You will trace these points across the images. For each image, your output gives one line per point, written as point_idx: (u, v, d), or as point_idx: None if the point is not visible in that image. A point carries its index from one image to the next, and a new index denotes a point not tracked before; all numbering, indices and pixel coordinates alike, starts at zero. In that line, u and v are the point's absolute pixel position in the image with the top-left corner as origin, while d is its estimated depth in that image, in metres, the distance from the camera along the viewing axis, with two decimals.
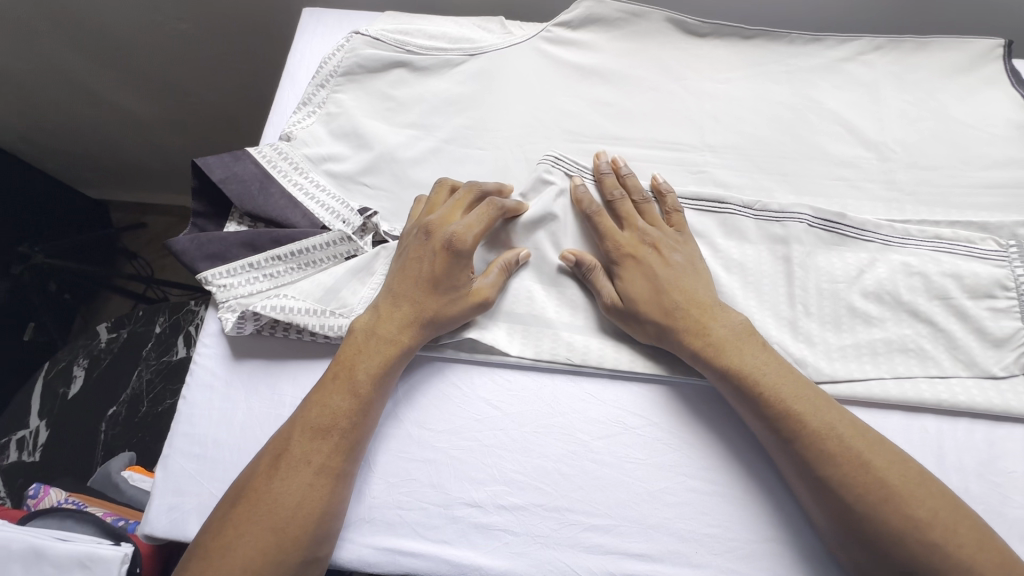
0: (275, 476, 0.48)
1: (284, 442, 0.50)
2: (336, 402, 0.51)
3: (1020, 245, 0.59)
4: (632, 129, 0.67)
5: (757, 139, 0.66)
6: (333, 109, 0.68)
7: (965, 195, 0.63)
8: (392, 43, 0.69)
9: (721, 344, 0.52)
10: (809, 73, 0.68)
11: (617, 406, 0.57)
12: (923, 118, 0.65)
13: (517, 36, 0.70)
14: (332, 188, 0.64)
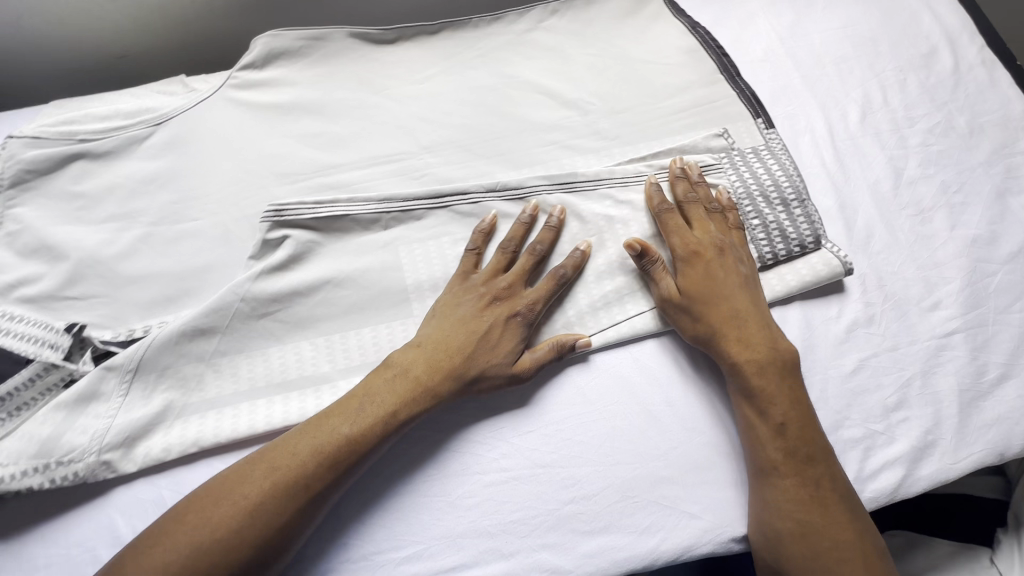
0: (221, 510, 0.46)
1: (221, 490, 0.48)
2: (276, 487, 0.48)
3: (729, 154, 0.65)
4: (348, 153, 0.65)
5: (470, 128, 0.67)
6: (10, 227, 0.60)
7: (662, 126, 0.68)
8: (59, 137, 0.62)
9: (748, 317, 0.56)
10: (499, 51, 0.70)
11: (445, 424, 0.56)
12: (608, 67, 0.70)
13: (202, 92, 0.66)
14: (29, 313, 0.57)
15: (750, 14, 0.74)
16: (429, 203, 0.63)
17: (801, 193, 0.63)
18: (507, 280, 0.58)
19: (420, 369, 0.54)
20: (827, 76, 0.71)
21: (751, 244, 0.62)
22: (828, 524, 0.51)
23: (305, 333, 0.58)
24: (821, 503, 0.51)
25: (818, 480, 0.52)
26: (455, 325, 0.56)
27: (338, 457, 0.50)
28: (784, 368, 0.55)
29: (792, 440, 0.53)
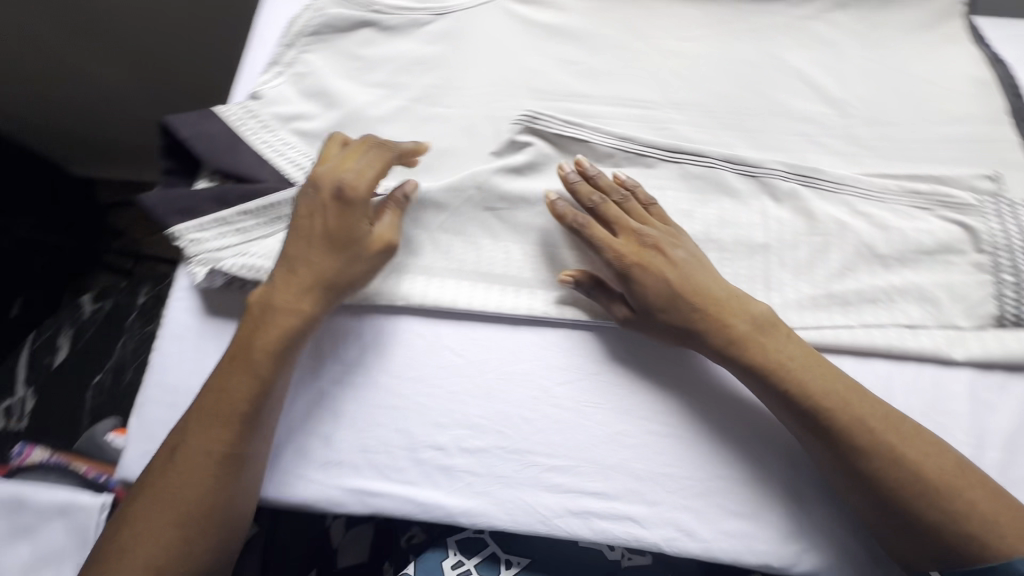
0: (194, 435, 0.50)
1: (180, 402, 0.52)
2: (237, 390, 0.51)
3: (996, 200, 0.60)
4: (599, 87, 0.67)
5: (721, 97, 0.66)
6: (300, 69, 0.68)
7: (923, 151, 0.64)
8: (359, 2, 0.69)
9: (744, 336, 0.52)
10: (773, 30, 0.68)
11: (477, 343, 0.59)
12: (883, 76, 0.66)
13: None
14: (300, 145, 0.65)
15: None
16: (666, 155, 0.63)
17: None
18: (326, 185, 0.55)
19: (303, 251, 0.55)
20: None
21: (994, 297, 0.57)
22: (936, 490, 0.46)
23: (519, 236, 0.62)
24: (918, 470, 0.47)
25: (903, 453, 0.48)
26: (310, 222, 0.55)
27: (283, 335, 0.53)
28: (762, 335, 0.52)
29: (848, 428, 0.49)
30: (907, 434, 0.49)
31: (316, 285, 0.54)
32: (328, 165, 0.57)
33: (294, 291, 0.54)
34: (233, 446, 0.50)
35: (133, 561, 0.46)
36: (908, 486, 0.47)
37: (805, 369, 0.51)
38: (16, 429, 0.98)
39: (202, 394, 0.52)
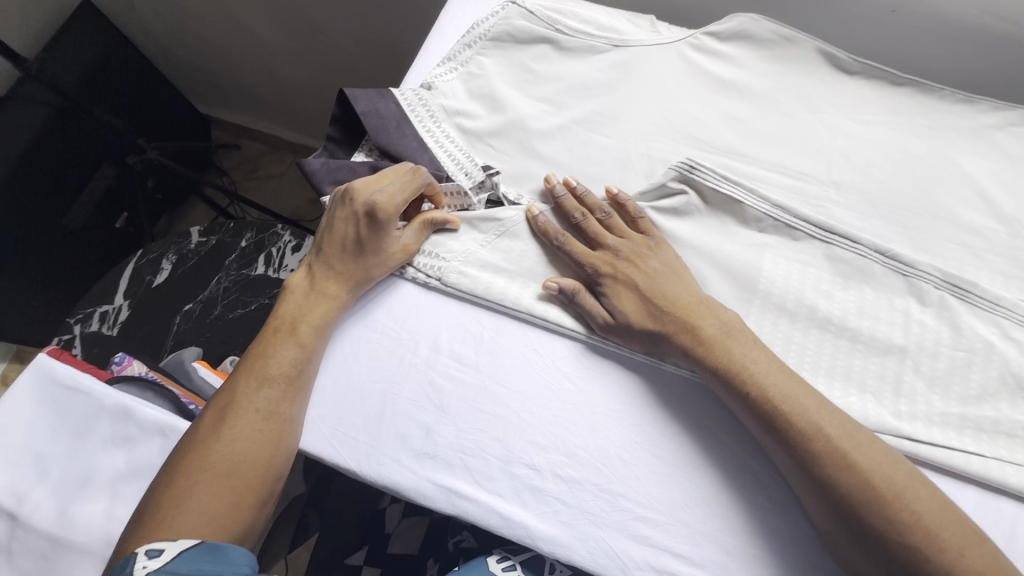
0: (244, 397, 0.52)
1: (257, 361, 0.55)
2: (282, 357, 0.55)
3: None
4: (759, 149, 0.67)
5: (883, 187, 0.65)
6: (473, 69, 0.71)
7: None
8: (544, 19, 0.71)
9: (714, 340, 0.53)
10: (952, 132, 0.66)
11: (595, 370, 0.59)
12: None
13: (663, 36, 0.71)
14: (460, 141, 0.67)
15: None
16: (817, 234, 0.62)
17: None
18: (361, 202, 0.58)
19: (334, 254, 0.59)
20: None
21: None
22: (922, 538, 0.43)
23: None
24: (908, 517, 0.44)
25: (890, 499, 0.45)
26: (342, 232, 0.59)
27: (325, 314, 0.58)
28: (717, 336, 0.53)
29: (830, 465, 0.46)
30: (900, 479, 0.45)
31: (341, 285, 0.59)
32: (371, 184, 0.59)
33: (318, 279, 0.59)
34: (281, 406, 0.54)
35: (188, 508, 0.47)
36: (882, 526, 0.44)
37: (777, 383, 0.50)
38: (107, 335, 1.03)
39: (246, 361, 0.55)
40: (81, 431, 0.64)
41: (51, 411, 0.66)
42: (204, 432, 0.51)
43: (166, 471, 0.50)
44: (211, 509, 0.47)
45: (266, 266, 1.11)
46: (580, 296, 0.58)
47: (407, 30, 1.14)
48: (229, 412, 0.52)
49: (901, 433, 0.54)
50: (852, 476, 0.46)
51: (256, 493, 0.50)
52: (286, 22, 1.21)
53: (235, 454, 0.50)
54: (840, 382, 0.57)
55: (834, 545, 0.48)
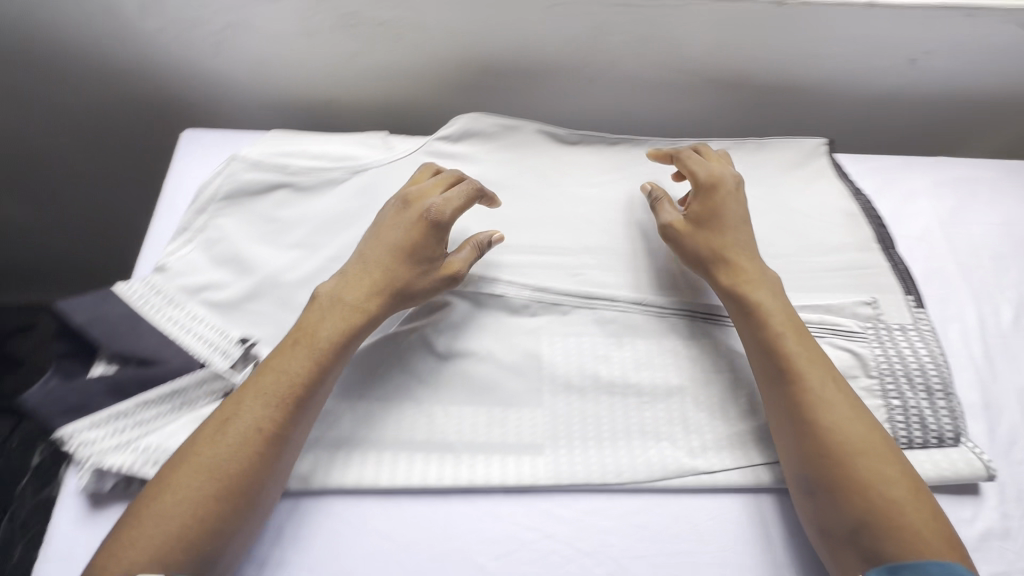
0: (218, 440, 0.50)
1: (181, 467, 0.49)
2: (214, 456, 0.49)
3: (874, 326, 0.66)
4: (514, 234, 0.69)
5: (628, 239, 0.71)
6: (211, 234, 0.67)
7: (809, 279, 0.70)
8: (274, 166, 0.70)
9: (753, 282, 0.61)
10: (667, 175, 0.75)
11: (410, 515, 0.57)
12: (767, 212, 0.73)
13: (399, 152, 0.73)
14: (210, 318, 0.62)
15: (911, 192, 0.76)
16: (581, 301, 0.66)
17: (948, 383, 0.63)
18: (417, 209, 0.61)
19: (353, 283, 0.59)
20: (983, 268, 0.72)
21: (887, 423, 0.61)
22: (892, 502, 0.50)
23: (442, 395, 0.61)
24: (890, 483, 0.51)
25: (860, 456, 0.52)
26: (376, 255, 0.60)
27: (266, 412, 0.51)
28: (756, 285, 0.61)
29: (831, 417, 0.54)
30: (884, 458, 0.52)
31: (344, 310, 0.57)
32: (407, 211, 0.62)
33: (312, 306, 0.57)
34: (280, 429, 0.51)
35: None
36: (863, 478, 0.51)
37: (806, 348, 0.58)
38: None
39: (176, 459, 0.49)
40: None
41: None
42: (189, 448, 0.50)
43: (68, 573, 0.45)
44: (168, 531, 0.46)
45: None
46: (664, 202, 0.70)
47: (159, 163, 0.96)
48: (139, 525, 0.46)
49: (697, 471, 0.59)
50: (849, 437, 0.53)
51: (206, 530, 0.47)
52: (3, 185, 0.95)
53: (189, 490, 0.47)
54: (640, 439, 0.60)
55: (810, 510, 0.54)
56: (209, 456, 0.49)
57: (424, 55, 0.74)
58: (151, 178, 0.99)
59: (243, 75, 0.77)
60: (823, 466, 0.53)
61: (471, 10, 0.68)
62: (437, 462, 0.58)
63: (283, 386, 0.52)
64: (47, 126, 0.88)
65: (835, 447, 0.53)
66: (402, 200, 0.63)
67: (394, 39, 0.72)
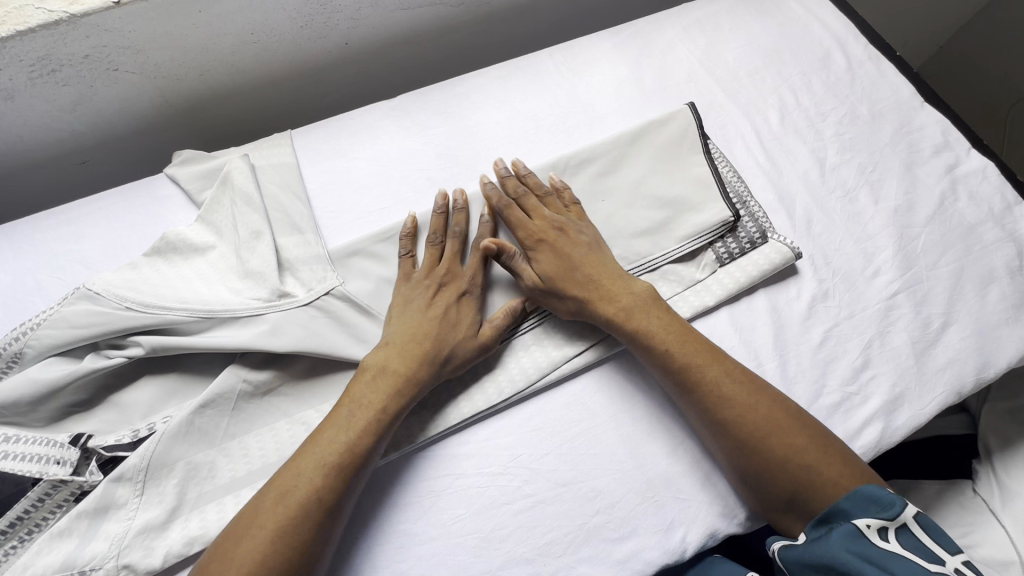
0: (246, 544, 0.46)
1: (250, 523, 0.47)
2: (273, 529, 0.46)
3: (672, 171, 0.71)
4: (329, 219, 0.68)
5: (437, 179, 0.71)
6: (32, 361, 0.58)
7: (626, 156, 0.72)
8: (113, 299, 0.59)
9: (629, 310, 0.60)
10: (455, 108, 0.76)
11: None
12: (555, 105, 0.76)
13: (265, 297, 0.60)
14: (27, 433, 0.55)
15: (668, 43, 0.82)
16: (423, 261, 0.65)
17: (742, 194, 0.71)
18: (455, 279, 0.62)
19: (397, 354, 0.56)
20: (745, 86, 0.80)
21: (708, 248, 0.68)
22: (794, 471, 0.53)
23: (312, 400, 0.60)
24: (799, 450, 0.53)
25: (758, 436, 0.54)
26: (416, 327, 0.58)
27: (318, 488, 0.49)
28: (635, 309, 0.60)
29: (733, 413, 0.55)
30: (779, 428, 0.54)
31: (398, 378, 0.55)
32: (432, 281, 0.61)
33: (394, 359, 0.56)
34: (337, 501, 0.49)
35: None
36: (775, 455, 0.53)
37: (683, 352, 0.58)
38: None
39: (242, 525, 0.47)
40: None
41: None
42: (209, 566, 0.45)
43: None
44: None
45: None
46: (515, 260, 0.62)
47: None
48: None
49: (568, 357, 0.62)
50: (747, 415, 0.55)
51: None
52: None
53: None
54: (510, 354, 0.62)
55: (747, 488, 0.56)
56: (274, 527, 0.46)
57: (156, 77, 0.68)
58: None
59: None
60: (741, 457, 0.55)
61: (180, 15, 0.61)
62: None
63: (332, 463, 0.50)
64: None
65: (744, 437, 0.54)
66: (434, 272, 0.62)
67: (114, 72, 0.65)
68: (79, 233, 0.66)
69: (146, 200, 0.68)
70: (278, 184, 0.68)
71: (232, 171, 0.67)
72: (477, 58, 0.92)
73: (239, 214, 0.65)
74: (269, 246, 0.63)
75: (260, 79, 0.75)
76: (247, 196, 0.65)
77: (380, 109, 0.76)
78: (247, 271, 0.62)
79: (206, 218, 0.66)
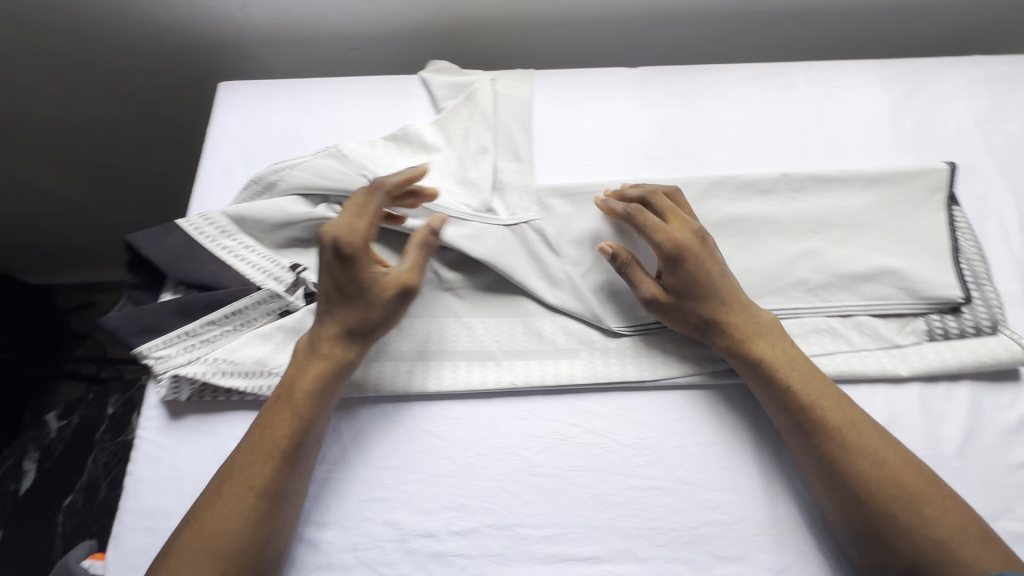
0: (237, 464, 0.53)
1: (257, 438, 0.54)
2: (269, 452, 0.53)
3: (907, 225, 0.65)
4: (545, 159, 0.72)
5: (655, 154, 0.72)
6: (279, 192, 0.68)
7: (854, 192, 0.67)
8: (357, 165, 0.68)
9: (756, 335, 0.58)
10: (694, 95, 0.75)
11: (459, 420, 0.60)
12: (796, 120, 0.73)
13: (475, 207, 0.65)
14: (262, 247, 0.66)
15: (943, 93, 0.75)
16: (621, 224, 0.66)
17: (980, 274, 0.63)
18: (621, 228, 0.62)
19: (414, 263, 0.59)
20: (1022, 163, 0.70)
21: (921, 317, 0.62)
22: (915, 501, 0.50)
23: (480, 311, 0.64)
24: (931, 520, 0.49)
25: (882, 458, 0.52)
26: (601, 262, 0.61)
27: (290, 422, 0.54)
28: (760, 335, 0.58)
29: (859, 466, 0.52)
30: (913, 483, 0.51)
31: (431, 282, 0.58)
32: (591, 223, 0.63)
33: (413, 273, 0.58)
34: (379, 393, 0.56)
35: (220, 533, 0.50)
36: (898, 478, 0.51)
37: (811, 388, 0.55)
38: None
39: (250, 436, 0.54)
40: None
41: None
42: (226, 496, 0.51)
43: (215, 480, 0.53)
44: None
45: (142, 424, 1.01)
46: (633, 270, 0.61)
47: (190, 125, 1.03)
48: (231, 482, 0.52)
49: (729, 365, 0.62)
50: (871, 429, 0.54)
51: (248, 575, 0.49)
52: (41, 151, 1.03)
53: (250, 530, 0.50)
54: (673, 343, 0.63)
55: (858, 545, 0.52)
56: (246, 449, 0.53)
57: None
58: (181, 145, 1.07)
59: (275, 23, 0.81)
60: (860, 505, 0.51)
61: None
62: (478, 369, 0.61)
63: (304, 394, 0.55)
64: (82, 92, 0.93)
65: (870, 488, 0.51)
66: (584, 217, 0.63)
67: None
68: (341, 105, 0.76)
69: (399, 93, 0.77)
70: (512, 111, 0.73)
71: (478, 89, 0.73)
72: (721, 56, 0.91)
73: (474, 130, 0.71)
74: (491, 165, 0.68)
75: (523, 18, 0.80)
76: (485, 116, 0.71)
77: (622, 75, 0.77)
78: (465, 179, 0.68)
79: (443, 122, 0.72)
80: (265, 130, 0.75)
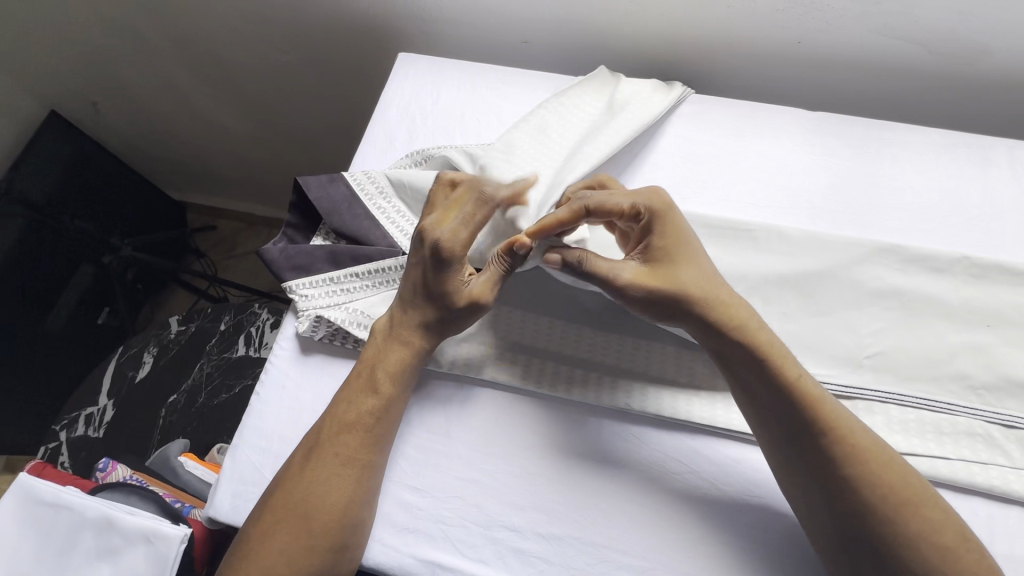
0: (326, 430, 0.54)
1: (342, 409, 0.55)
2: (359, 419, 0.54)
3: None
4: (699, 186, 0.70)
5: (817, 205, 0.68)
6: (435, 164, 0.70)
7: None
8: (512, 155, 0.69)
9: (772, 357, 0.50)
10: (874, 151, 0.70)
11: (565, 425, 0.60)
12: (987, 201, 0.66)
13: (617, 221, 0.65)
14: (411, 214, 0.69)
15: None
16: (774, 269, 0.63)
17: None
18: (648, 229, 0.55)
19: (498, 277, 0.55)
20: None
21: None
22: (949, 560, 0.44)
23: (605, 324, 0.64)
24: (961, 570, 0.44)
25: (922, 518, 0.45)
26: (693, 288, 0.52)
27: (382, 394, 0.55)
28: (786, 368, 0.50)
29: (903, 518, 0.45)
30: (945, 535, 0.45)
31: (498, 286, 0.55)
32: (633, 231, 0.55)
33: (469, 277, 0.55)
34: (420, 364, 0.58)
35: (313, 502, 0.51)
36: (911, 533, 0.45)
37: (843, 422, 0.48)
38: (94, 439, 0.98)
39: (333, 404, 0.56)
40: (66, 549, 0.63)
41: (34, 530, 0.64)
42: (314, 465, 0.52)
43: (304, 447, 0.54)
44: (278, 568, 0.49)
45: (247, 347, 1.05)
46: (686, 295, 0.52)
47: (351, 85, 1.09)
48: (321, 452, 0.53)
49: None
50: (901, 482, 0.46)
51: (329, 543, 0.51)
52: (221, 83, 1.14)
53: (334, 505, 0.51)
54: None
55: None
56: (337, 414, 0.55)
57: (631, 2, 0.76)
58: (339, 101, 1.14)
59: (459, 7, 0.84)
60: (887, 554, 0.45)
61: None
62: (593, 380, 0.61)
63: (395, 357, 0.56)
64: (270, 40, 1.01)
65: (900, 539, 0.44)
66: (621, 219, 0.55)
67: None
68: (506, 94, 0.78)
69: None
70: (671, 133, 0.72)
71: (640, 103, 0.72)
72: (902, 114, 0.84)
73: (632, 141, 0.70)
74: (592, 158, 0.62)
75: (701, 41, 0.79)
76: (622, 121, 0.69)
77: (797, 116, 0.74)
78: None
79: None
80: (432, 105, 0.78)
